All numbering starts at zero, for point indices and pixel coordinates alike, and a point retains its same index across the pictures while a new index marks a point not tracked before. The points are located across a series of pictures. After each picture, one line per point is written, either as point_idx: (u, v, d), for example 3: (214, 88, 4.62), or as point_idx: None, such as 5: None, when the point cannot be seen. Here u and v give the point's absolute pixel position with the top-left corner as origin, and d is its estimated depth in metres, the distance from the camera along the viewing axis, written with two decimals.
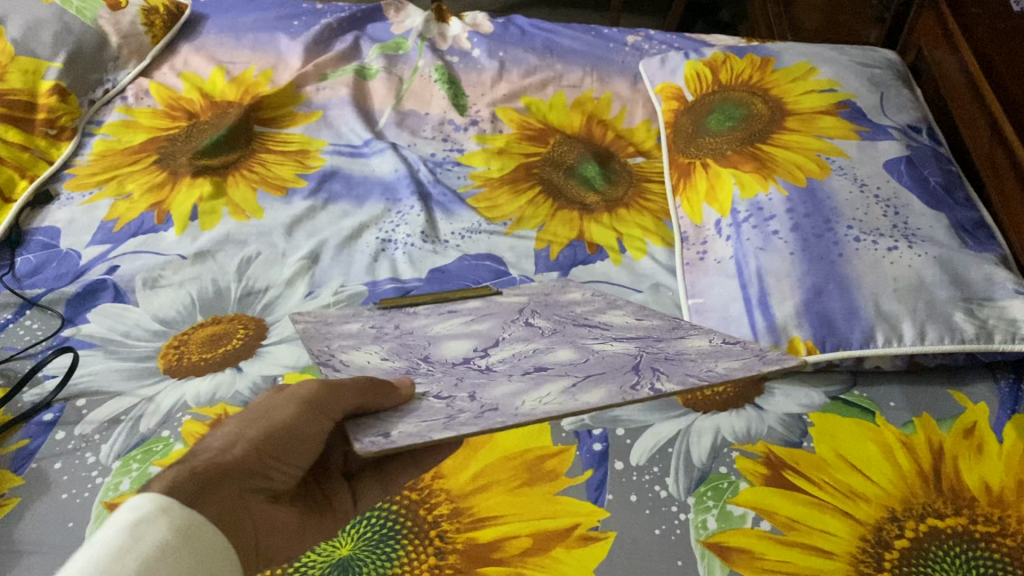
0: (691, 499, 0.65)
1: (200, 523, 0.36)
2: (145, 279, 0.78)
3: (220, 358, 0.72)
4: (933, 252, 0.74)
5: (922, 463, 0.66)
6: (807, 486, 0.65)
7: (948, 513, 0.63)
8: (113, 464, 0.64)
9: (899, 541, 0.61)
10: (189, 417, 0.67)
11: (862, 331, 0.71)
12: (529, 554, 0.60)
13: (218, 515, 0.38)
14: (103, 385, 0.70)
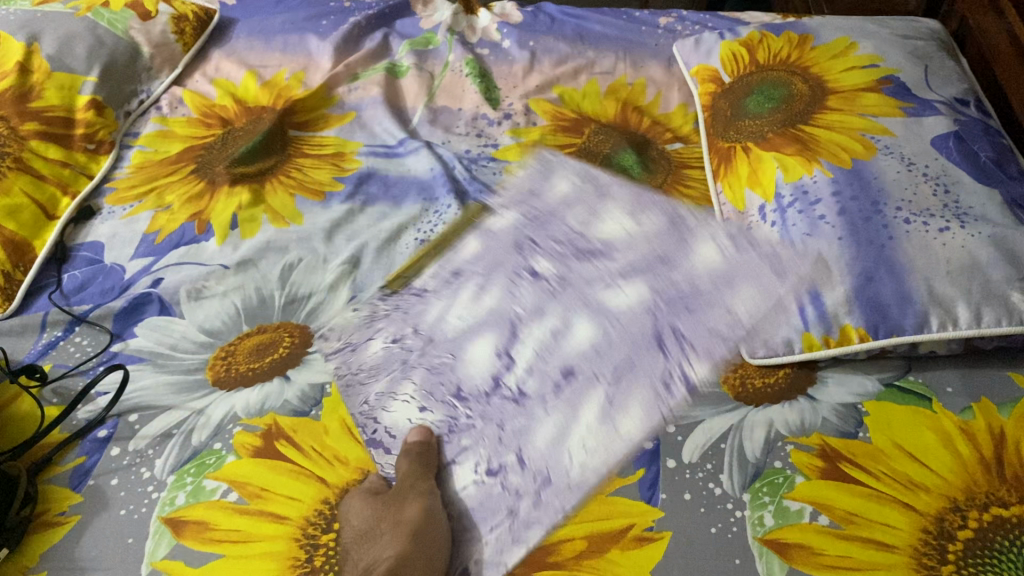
0: (747, 496, 0.64)
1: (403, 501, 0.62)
2: (188, 290, 0.78)
3: (268, 368, 0.72)
4: (989, 231, 0.72)
5: (983, 450, 0.65)
6: (866, 478, 0.64)
7: (1012, 502, 0.61)
8: (168, 478, 0.66)
9: (962, 531, 0.60)
10: (240, 429, 0.68)
11: (916, 315, 0.69)
12: (584, 557, 0.60)
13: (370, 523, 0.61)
14: (153, 399, 0.71)
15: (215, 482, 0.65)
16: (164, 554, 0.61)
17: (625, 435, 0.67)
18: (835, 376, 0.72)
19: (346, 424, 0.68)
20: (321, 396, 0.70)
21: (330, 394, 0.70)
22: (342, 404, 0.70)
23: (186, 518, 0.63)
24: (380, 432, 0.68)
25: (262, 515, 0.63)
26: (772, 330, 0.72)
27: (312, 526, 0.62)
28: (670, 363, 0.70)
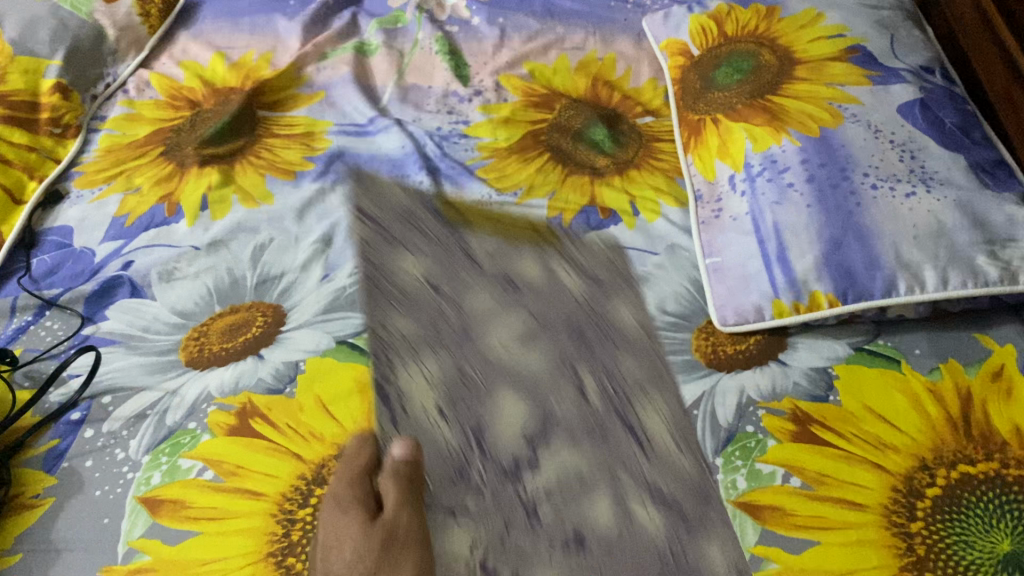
0: (720, 460, 0.65)
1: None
2: (160, 271, 0.78)
3: (241, 347, 0.72)
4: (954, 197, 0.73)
5: (950, 410, 0.66)
6: (837, 440, 0.65)
7: (978, 458, 0.62)
8: (143, 459, 0.66)
9: (930, 488, 0.61)
10: (214, 408, 0.68)
11: (884, 280, 0.70)
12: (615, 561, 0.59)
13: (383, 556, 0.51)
14: (127, 380, 0.70)
15: (190, 461, 0.65)
16: (140, 533, 0.61)
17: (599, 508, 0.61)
18: (804, 342, 0.73)
19: (321, 400, 0.68)
20: (295, 374, 0.70)
21: (304, 371, 0.70)
22: (316, 381, 0.70)
23: (162, 497, 0.63)
24: (358, 405, 0.68)
25: (239, 492, 0.63)
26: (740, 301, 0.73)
27: (289, 501, 0.62)
28: (644, 463, 0.63)
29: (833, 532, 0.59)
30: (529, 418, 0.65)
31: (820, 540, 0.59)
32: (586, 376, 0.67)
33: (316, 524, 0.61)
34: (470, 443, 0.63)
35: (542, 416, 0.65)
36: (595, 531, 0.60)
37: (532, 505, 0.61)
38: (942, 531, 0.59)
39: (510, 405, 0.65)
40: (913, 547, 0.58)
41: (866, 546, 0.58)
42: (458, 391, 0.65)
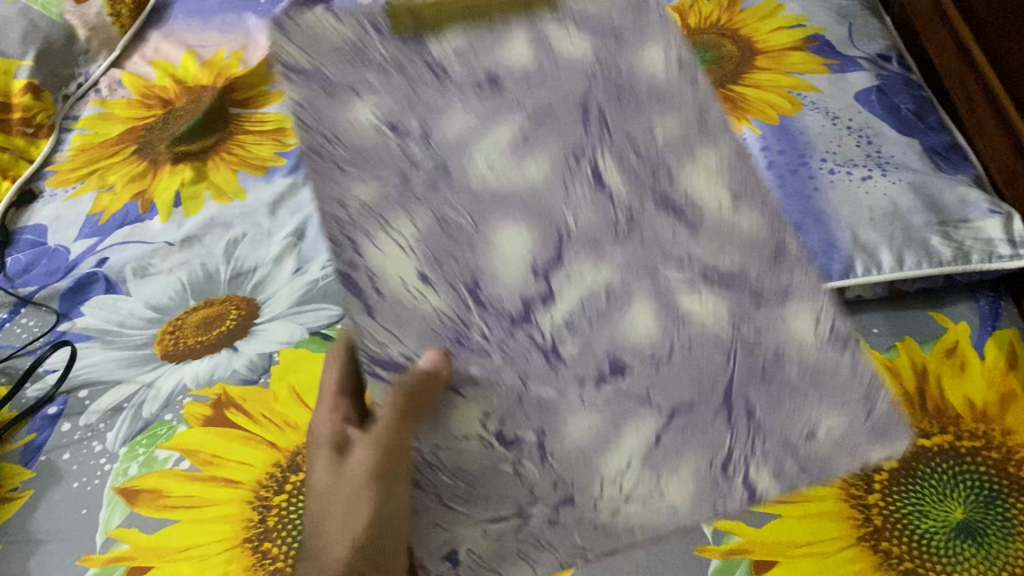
0: None
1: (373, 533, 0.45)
2: (134, 268, 0.79)
3: (215, 340, 0.74)
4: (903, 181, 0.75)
5: (906, 386, 0.68)
6: None
7: (933, 432, 0.65)
8: (120, 450, 0.67)
9: (886, 463, 0.64)
10: (189, 400, 0.69)
11: (842, 261, 0.71)
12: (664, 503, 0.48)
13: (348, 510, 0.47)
14: (103, 374, 0.71)
15: (167, 451, 0.66)
16: (118, 522, 0.62)
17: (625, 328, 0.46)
18: None
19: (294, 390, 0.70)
20: (269, 364, 0.72)
21: (278, 361, 0.72)
22: (290, 371, 0.71)
23: (139, 487, 0.64)
24: None
25: (214, 481, 0.64)
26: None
27: (264, 488, 0.64)
28: (693, 240, 0.46)
29: (792, 505, 0.62)
30: (535, 242, 0.45)
31: (780, 512, 0.62)
32: (575, 162, 0.45)
33: (290, 509, 0.62)
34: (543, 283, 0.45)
35: (554, 231, 0.45)
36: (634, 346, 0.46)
37: (502, 427, 0.46)
38: (898, 502, 0.61)
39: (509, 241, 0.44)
40: (870, 517, 0.61)
41: (824, 517, 0.61)
42: (524, 201, 0.44)
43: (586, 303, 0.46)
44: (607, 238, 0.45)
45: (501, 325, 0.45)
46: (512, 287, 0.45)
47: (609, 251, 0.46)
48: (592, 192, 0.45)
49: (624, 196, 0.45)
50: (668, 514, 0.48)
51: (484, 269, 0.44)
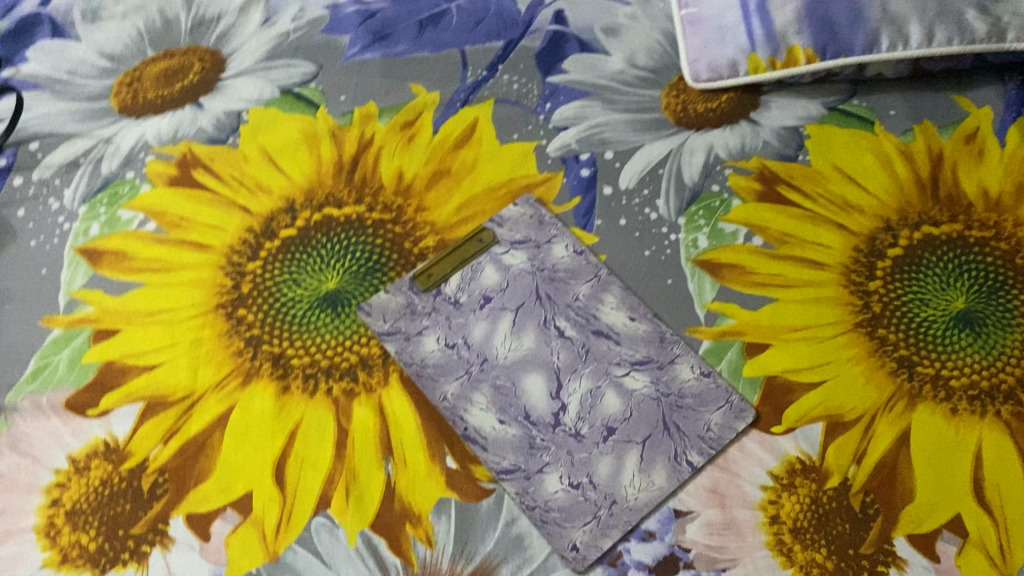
0: (683, 220, 0.63)
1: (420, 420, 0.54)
2: (83, 11, 0.72)
3: (180, 93, 0.67)
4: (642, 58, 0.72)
5: (920, 171, 0.65)
6: (801, 200, 0.64)
7: (943, 221, 0.62)
8: (79, 209, 0.62)
9: (892, 250, 0.61)
10: (152, 159, 0.64)
11: (866, 36, 0.66)
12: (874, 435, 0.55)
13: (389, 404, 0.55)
14: (55, 127, 0.66)
15: (131, 212, 0.62)
16: (82, 284, 0.59)
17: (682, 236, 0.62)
18: (778, 101, 0.69)
19: (455, 136, 0.66)
20: (238, 124, 0.66)
21: (247, 122, 0.66)
22: (260, 132, 0.66)
23: (103, 248, 0.60)
24: (310, 165, 0.64)
25: (184, 245, 0.60)
26: (688, 166, 0.65)
27: (237, 255, 0.60)
28: (677, 312, 0.59)
29: (791, 289, 0.60)
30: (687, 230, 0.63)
31: (777, 297, 0.60)
32: (629, 245, 0.62)
33: (267, 277, 0.59)
34: (653, 330, 0.58)
35: (660, 260, 0.61)
36: (679, 367, 0.57)
37: (628, 313, 0.59)
38: (900, 290, 0.59)
39: (639, 270, 0.61)
40: (868, 304, 0.59)
41: (822, 303, 0.59)
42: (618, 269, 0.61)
43: (644, 266, 0.61)
44: (671, 307, 0.60)
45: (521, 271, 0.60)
46: (662, 265, 0.61)
47: (614, 273, 0.60)
48: (670, 286, 0.60)
49: (607, 307, 0.59)
50: (733, 320, 0.59)
51: (639, 301, 0.59)
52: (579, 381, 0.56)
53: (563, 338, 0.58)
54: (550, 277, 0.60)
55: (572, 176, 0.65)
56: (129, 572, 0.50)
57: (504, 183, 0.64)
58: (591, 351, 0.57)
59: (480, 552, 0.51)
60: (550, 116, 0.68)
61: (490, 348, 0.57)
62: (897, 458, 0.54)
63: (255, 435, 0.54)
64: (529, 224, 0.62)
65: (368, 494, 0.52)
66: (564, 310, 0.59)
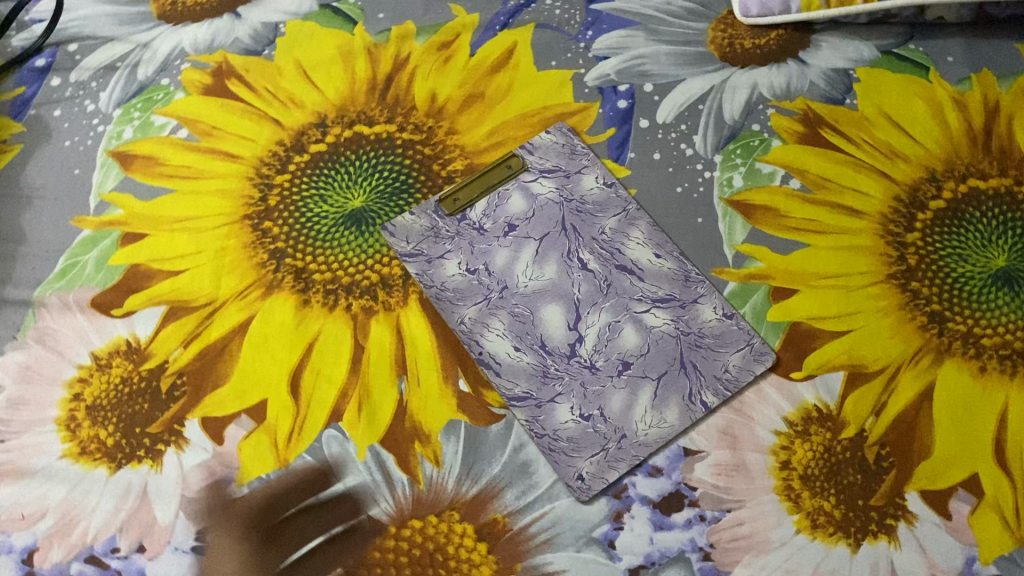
0: (719, 157, 0.61)
1: (437, 342, 0.54)
2: None
3: (218, 3, 0.68)
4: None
5: (972, 122, 0.62)
6: (844, 145, 0.62)
7: (991, 174, 0.60)
8: (114, 112, 0.63)
9: (934, 202, 0.59)
10: (187, 67, 0.64)
11: None
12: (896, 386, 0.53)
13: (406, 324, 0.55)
14: (95, 31, 0.67)
15: (164, 118, 0.62)
16: (112, 187, 0.60)
17: (716, 174, 0.61)
18: (829, 41, 0.67)
19: (491, 60, 0.65)
20: (274, 37, 0.66)
21: (283, 35, 0.66)
22: (296, 46, 0.65)
23: (134, 152, 0.61)
24: (343, 81, 0.64)
25: (214, 154, 0.60)
26: (729, 103, 0.64)
27: (265, 167, 0.60)
28: (704, 251, 0.58)
29: (824, 236, 0.58)
30: (722, 168, 0.61)
31: (809, 242, 0.58)
32: (662, 178, 0.61)
33: (294, 190, 0.59)
34: (678, 268, 0.57)
35: (691, 197, 0.60)
36: (701, 307, 0.56)
37: (654, 249, 0.58)
38: (938, 243, 0.57)
39: (668, 207, 0.60)
40: (903, 255, 0.57)
41: (856, 251, 0.58)
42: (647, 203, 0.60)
43: (674, 203, 0.60)
44: (699, 245, 0.58)
45: (549, 200, 0.59)
46: (693, 202, 0.60)
47: (644, 208, 0.59)
48: (700, 224, 0.59)
49: (633, 242, 0.58)
50: (761, 263, 0.58)
51: (666, 237, 0.58)
52: (597, 314, 0.55)
53: (586, 270, 0.57)
54: (577, 208, 0.59)
55: (608, 107, 0.64)
56: (145, 469, 0.51)
57: (538, 109, 0.63)
58: (612, 285, 0.56)
59: (486, 475, 0.51)
60: (590, 45, 0.67)
61: (510, 275, 0.57)
62: (918, 412, 0.53)
63: (274, 345, 0.54)
64: (560, 153, 0.61)
65: (380, 410, 0.52)
66: (588, 242, 0.58)
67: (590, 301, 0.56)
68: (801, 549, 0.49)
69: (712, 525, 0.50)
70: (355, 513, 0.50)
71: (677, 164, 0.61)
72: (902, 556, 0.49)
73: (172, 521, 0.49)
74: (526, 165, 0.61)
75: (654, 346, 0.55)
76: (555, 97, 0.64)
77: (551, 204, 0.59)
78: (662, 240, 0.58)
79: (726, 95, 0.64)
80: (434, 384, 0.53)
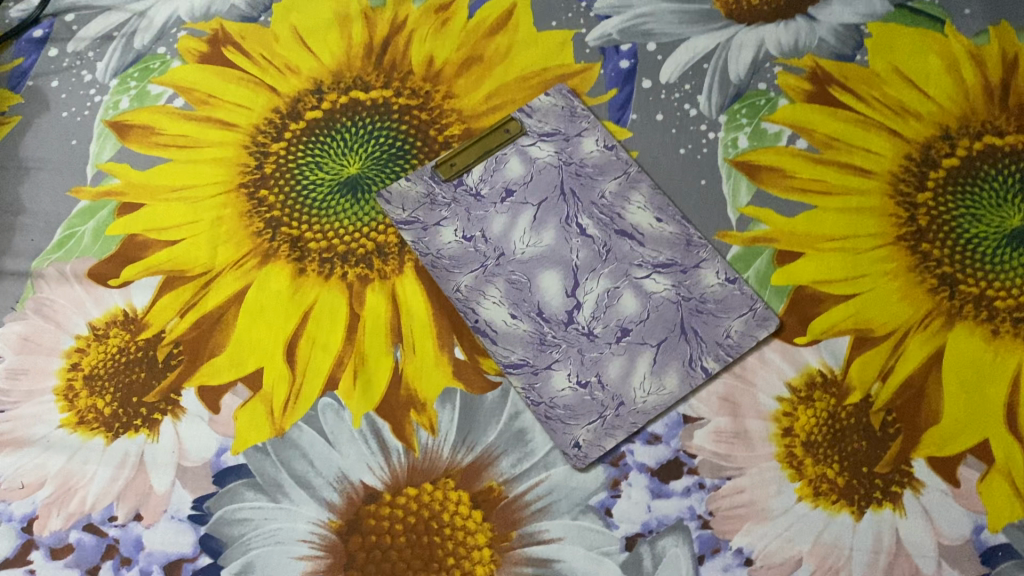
0: (724, 118, 0.60)
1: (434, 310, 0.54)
2: None
3: None
4: None
5: (989, 77, 0.60)
6: (854, 103, 0.60)
7: (1009, 131, 0.58)
8: (111, 82, 0.63)
9: (948, 161, 0.57)
10: (184, 35, 0.64)
11: None
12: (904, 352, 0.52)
13: (402, 293, 0.54)
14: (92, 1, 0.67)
15: (160, 87, 0.62)
16: (109, 157, 0.60)
17: (721, 136, 0.59)
18: None
19: (489, 22, 0.64)
20: (270, 3, 0.65)
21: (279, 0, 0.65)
22: (292, 11, 0.64)
23: (131, 122, 0.61)
24: (339, 46, 0.63)
25: (210, 122, 0.60)
26: (735, 62, 0.62)
27: (262, 135, 0.59)
28: (708, 214, 0.57)
29: (832, 197, 0.57)
30: (727, 128, 0.59)
31: (816, 204, 0.56)
32: (666, 139, 0.59)
33: (289, 158, 0.58)
34: (679, 233, 0.56)
35: (695, 159, 0.58)
36: (703, 271, 0.55)
37: (655, 213, 0.56)
38: (951, 203, 0.56)
39: (671, 169, 0.58)
40: (914, 216, 0.56)
41: (864, 213, 0.56)
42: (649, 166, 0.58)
43: (678, 164, 0.58)
44: (702, 208, 0.57)
45: (547, 164, 0.58)
46: (696, 164, 0.58)
47: (645, 171, 0.58)
48: (703, 186, 0.58)
49: (633, 206, 0.57)
50: (766, 226, 0.56)
51: (668, 201, 0.57)
52: (597, 280, 0.54)
53: (584, 235, 0.56)
54: (576, 172, 0.58)
55: (610, 68, 0.62)
56: (142, 438, 0.51)
57: (537, 73, 0.62)
58: (611, 250, 0.55)
59: (481, 443, 0.50)
60: (592, 4, 0.65)
61: (508, 242, 0.56)
62: (927, 377, 0.51)
63: (270, 313, 0.54)
64: (560, 116, 0.60)
65: (375, 379, 0.52)
66: (587, 207, 0.57)
67: (589, 268, 0.55)
68: (802, 517, 0.48)
69: (712, 493, 0.49)
70: (350, 481, 0.49)
71: (680, 125, 0.60)
72: (907, 524, 0.48)
73: (168, 489, 0.49)
74: (524, 129, 0.59)
75: (654, 313, 0.53)
76: (555, 59, 0.62)
77: (550, 168, 0.58)
78: (664, 203, 0.57)
79: (731, 54, 0.62)
80: (431, 352, 0.53)
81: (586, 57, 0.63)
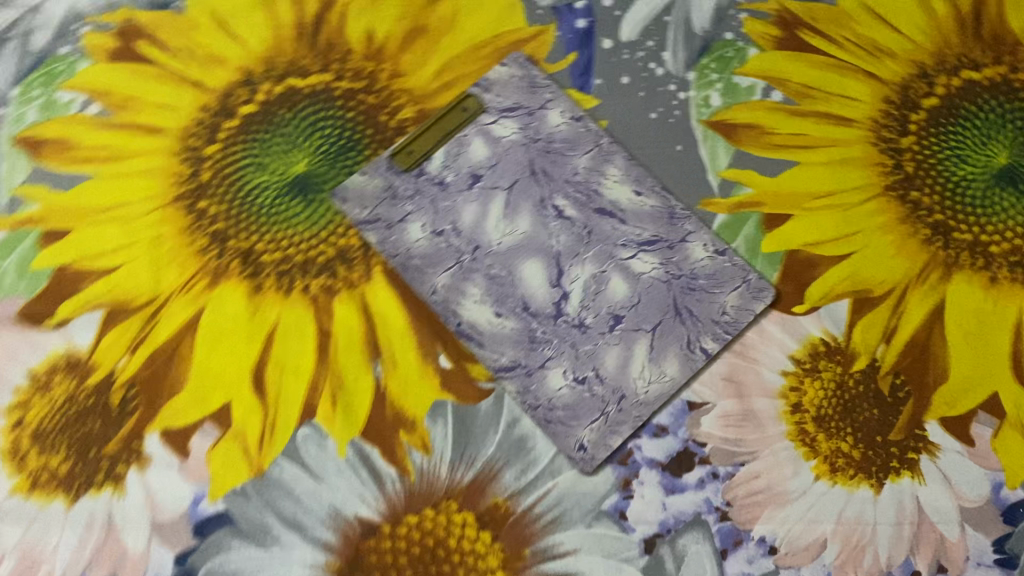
0: (693, 74, 0.56)
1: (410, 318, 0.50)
2: None
3: None
4: None
5: (960, 7, 0.57)
6: (826, 46, 0.56)
7: (985, 64, 0.55)
8: (13, 92, 0.56)
9: (927, 101, 0.55)
10: (89, 31, 0.57)
11: None
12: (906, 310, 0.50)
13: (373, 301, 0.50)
14: None
15: (70, 94, 0.55)
16: (23, 180, 0.53)
17: (692, 95, 0.55)
18: None
19: None
20: None
21: None
22: None
23: (43, 137, 0.54)
24: (266, 30, 0.57)
25: (133, 129, 0.54)
26: (697, 13, 0.58)
27: (193, 138, 0.53)
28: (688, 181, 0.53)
29: (814, 151, 0.54)
30: (698, 86, 0.56)
31: (799, 160, 0.54)
32: (635, 104, 0.55)
33: (227, 161, 0.53)
34: (661, 205, 0.52)
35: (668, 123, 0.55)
36: (692, 244, 0.51)
37: (634, 186, 0.53)
38: (936, 145, 0.53)
39: (644, 136, 0.54)
40: (900, 163, 0.53)
41: (849, 165, 0.53)
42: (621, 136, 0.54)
43: (650, 130, 0.55)
44: (682, 176, 0.53)
45: (513, 143, 0.54)
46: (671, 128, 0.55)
47: (618, 142, 0.54)
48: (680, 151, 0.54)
49: (610, 180, 0.53)
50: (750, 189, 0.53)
51: (646, 172, 0.53)
52: (582, 266, 0.51)
53: (563, 217, 0.52)
54: (546, 149, 0.54)
55: (566, 29, 0.57)
56: (106, 495, 0.46)
57: (488, 41, 0.57)
58: (593, 231, 0.52)
59: (481, 457, 0.47)
60: None
61: (481, 233, 0.52)
62: (931, 334, 0.49)
63: (230, 339, 0.49)
64: (520, 88, 0.55)
65: (357, 400, 0.48)
66: (563, 186, 0.53)
67: (572, 252, 0.51)
68: (822, 496, 0.46)
69: (727, 482, 0.47)
70: (345, 515, 0.46)
71: (648, 86, 0.56)
72: (927, 490, 0.46)
73: (145, 549, 0.45)
74: (483, 106, 0.55)
75: (646, 294, 0.50)
76: (506, 23, 0.57)
77: (517, 147, 0.54)
78: (643, 175, 0.53)
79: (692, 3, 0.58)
80: (413, 364, 0.49)
81: (539, 19, 0.58)
